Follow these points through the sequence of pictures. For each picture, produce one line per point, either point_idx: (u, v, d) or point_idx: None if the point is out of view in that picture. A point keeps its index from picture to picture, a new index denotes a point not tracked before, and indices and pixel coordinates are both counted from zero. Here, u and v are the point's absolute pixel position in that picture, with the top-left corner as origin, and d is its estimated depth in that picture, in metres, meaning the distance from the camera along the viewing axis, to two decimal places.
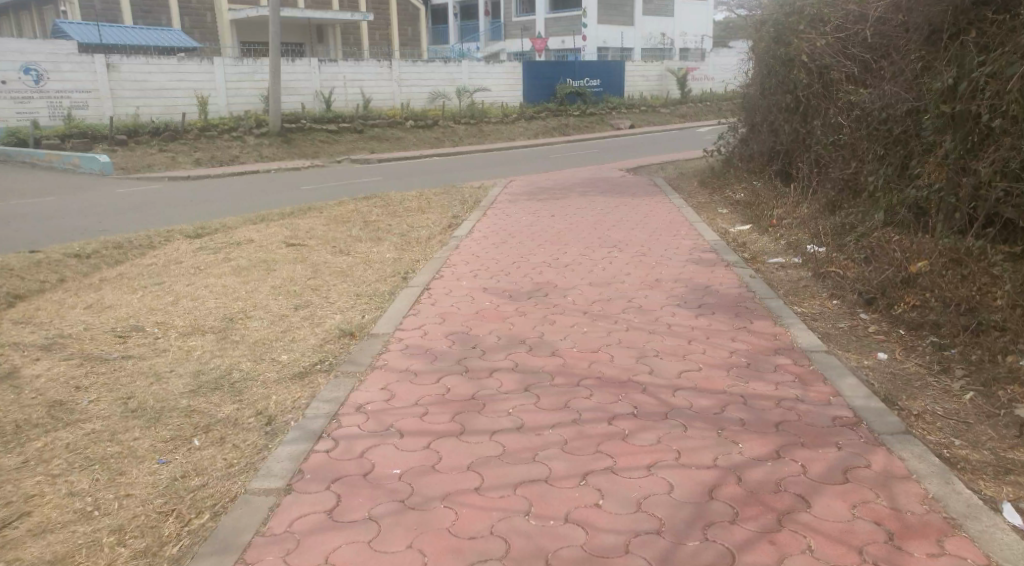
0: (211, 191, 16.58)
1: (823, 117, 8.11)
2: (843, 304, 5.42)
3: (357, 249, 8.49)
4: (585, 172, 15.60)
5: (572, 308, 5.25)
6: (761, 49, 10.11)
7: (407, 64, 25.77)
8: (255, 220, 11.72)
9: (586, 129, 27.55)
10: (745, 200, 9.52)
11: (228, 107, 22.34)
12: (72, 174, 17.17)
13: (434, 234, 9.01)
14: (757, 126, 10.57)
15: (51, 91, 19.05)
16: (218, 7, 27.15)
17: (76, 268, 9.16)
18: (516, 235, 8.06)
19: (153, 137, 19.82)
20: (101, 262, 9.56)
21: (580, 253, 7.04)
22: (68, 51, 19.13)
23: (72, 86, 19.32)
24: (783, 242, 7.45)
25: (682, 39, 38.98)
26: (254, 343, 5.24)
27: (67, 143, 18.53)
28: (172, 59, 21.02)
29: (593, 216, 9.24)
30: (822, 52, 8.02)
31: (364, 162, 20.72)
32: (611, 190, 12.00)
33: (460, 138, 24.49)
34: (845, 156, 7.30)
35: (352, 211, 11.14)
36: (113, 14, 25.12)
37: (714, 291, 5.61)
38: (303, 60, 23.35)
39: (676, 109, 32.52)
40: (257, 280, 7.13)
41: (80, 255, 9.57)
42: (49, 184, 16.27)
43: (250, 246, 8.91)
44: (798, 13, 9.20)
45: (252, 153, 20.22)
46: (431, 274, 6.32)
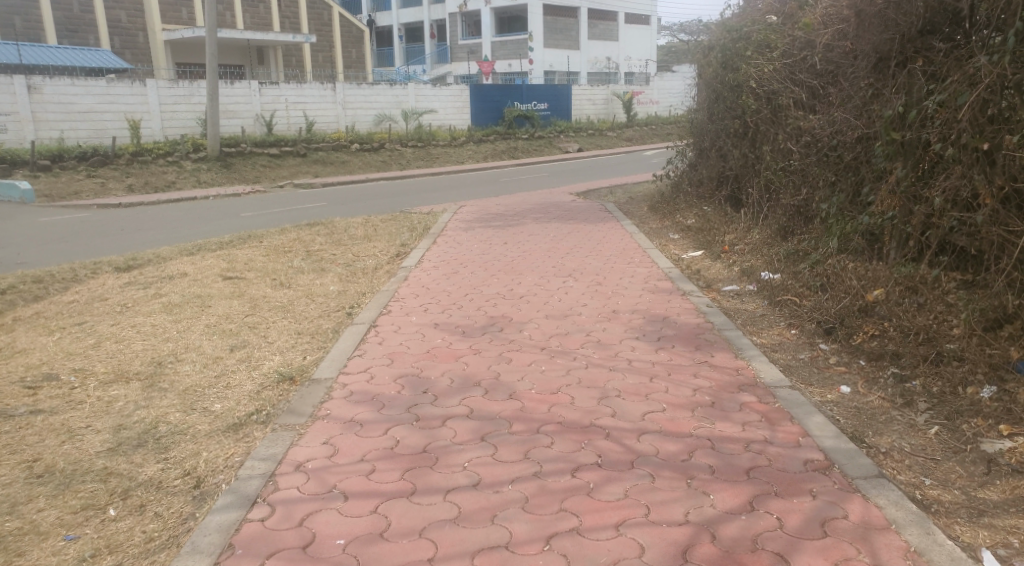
0: (144, 218, 16.02)
1: (772, 143, 8.11)
2: (801, 334, 5.32)
3: (299, 282, 8.13)
4: (534, 197, 15.48)
5: (528, 344, 5.03)
6: (709, 75, 10.12)
7: (352, 87, 25.46)
8: (192, 250, 11.25)
9: (533, 152, 27.58)
10: (696, 224, 9.47)
11: (164, 132, 21.70)
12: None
13: (381, 265, 8.71)
14: (706, 150, 10.58)
15: None
16: (151, 28, 26.47)
17: None
18: (466, 265, 7.83)
19: (80, 162, 19.07)
20: (20, 297, 9.06)
21: (532, 283, 6.85)
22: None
23: None
24: (736, 268, 7.37)
25: (626, 64, 39.53)
26: (184, 389, 4.87)
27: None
28: (101, 81, 20.27)
29: (544, 244, 9.07)
30: (769, 77, 8.03)
31: (308, 187, 20.30)
32: (561, 216, 11.88)
33: (406, 162, 24.21)
34: (796, 182, 7.29)
35: (295, 240, 10.76)
36: (36, 35, 24.12)
37: (671, 322, 5.45)
38: (243, 82, 22.83)
39: (621, 131, 32.81)
40: (190, 317, 6.70)
41: None
42: None
43: (182, 279, 8.37)
44: (745, 40, 9.25)
45: (190, 178, 19.65)
46: (377, 310, 6.03)
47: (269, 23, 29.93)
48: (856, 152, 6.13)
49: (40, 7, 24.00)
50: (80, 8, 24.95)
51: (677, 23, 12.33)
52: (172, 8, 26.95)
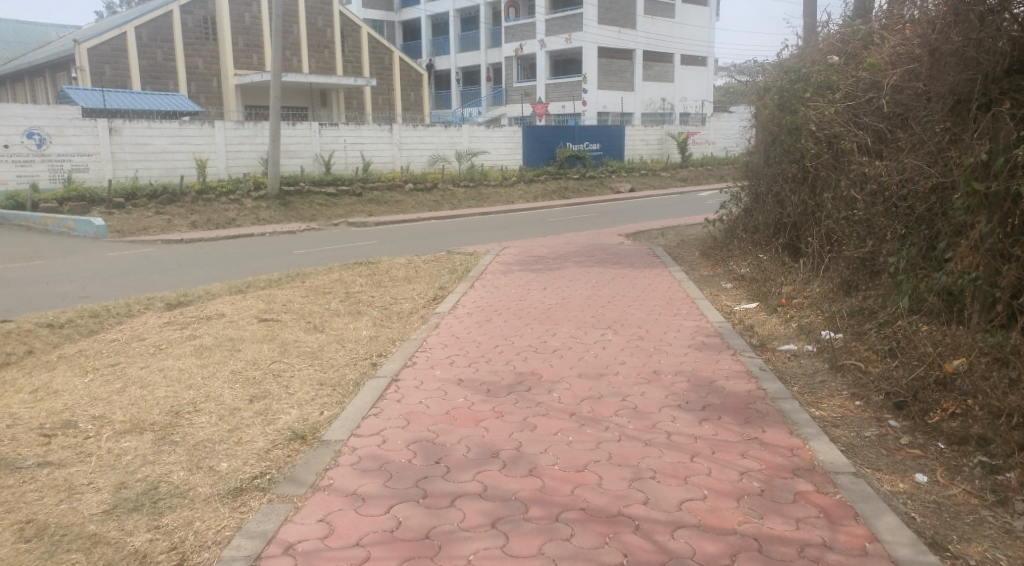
0: (202, 255, 16.07)
1: (833, 190, 7.59)
2: (867, 407, 4.75)
3: (331, 327, 7.81)
4: (582, 239, 15.05)
5: (557, 409, 4.57)
6: (763, 117, 9.63)
7: (408, 128, 25.53)
8: (239, 289, 11.13)
9: (586, 193, 27.29)
10: (750, 274, 8.90)
11: (228, 171, 21.95)
12: (65, 238, 16.89)
13: (416, 310, 8.35)
14: (761, 196, 10.03)
15: (52, 156, 18.70)
16: (224, 74, 27.13)
17: (44, 340, 8.61)
18: (501, 312, 7.42)
19: (150, 200, 19.39)
20: (74, 332, 8.98)
21: (570, 335, 6.38)
22: (72, 116, 18.84)
23: (75, 150, 19.02)
24: (794, 324, 6.81)
25: (682, 105, 39.16)
26: (194, 444, 4.49)
27: (65, 207, 18.18)
28: (173, 123, 20.72)
29: (590, 291, 8.59)
30: (831, 120, 7.51)
31: (362, 225, 20.24)
32: (607, 260, 11.40)
33: (460, 202, 24.09)
34: (860, 232, 6.74)
35: (336, 281, 10.50)
36: (123, 82, 24.97)
37: (719, 388, 4.92)
38: (303, 123, 23.08)
39: (676, 172, 32.29)
40: (218, 361, 6.33)
41: (52, 325, 8.99)
42: (46, 247, 15.99)
43: (219, 320, 8.01)
44: (805, 81, 8.78)
45: (249, 216, 19.79)
46: (401, 362, 5.62)
47: (333, 66, 30.43)
48: (931, 203, 5.58)
49: (128, 56, 24.89)
50: (163, 56, 25.72)
51: (732, 65, 11.89)
52: (243, 53, 27.63)
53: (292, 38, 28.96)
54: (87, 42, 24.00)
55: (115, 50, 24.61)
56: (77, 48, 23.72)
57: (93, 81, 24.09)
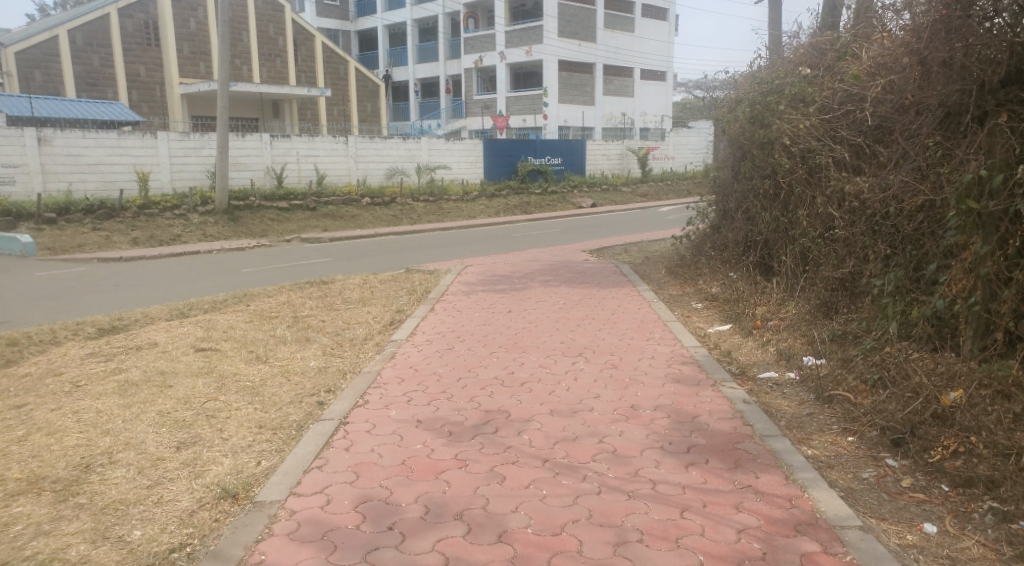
0: (145, 274, 15.29)
1: (809, 207, 7.39)
2: (861, 443, 4.43)
3: (277, 357, 7.22)
4: (545, 255, 14.64)
5: (528, 453, 4.12)
6: (733, 131, 9.35)
7: (364, 140, 24.91)
8: (181, 312, 10.47)
9: (547, 208, 27.01)
10: (722, 294, 8.62)
11: (173, 184, 21.07)
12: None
13: (370, 336, 7.80)
14: (731, 213, 9.78)
15: None
16: (168, 81, 26.20)
17: None
18: (463, 339, 6.94)
19: (86, 215, 18.47)
20: None
21: (539, 365, 5.95)
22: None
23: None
24: (773, 350, 6.58)
25: (642, 120, 39.22)
26: (102, 507, 3.93)
27: None
28: (111, 133, 19.78)
29: (555, 313, 8.16)
30: (806, 135, 7.37)
31: (316, 241, 19.58)
32: (572, 278, 11.01)
33: (419, 216, 23.57)
34: (841, 251, 6.59)
35: (284, 303, 9.92)
36: (55, 89, 23.99)
37: (703, 429, 4.55)
38: (254, 135, 22.33)
39: (637, 187, 32.22)
40: (145, 401, 5.70)
41: None
42: None
43: (151, 350, 7.38)
44: (776, 93, 8.58)
45: (195, 231, 19.03)
46: (352, 402, 5.08)
47: (285, 76, 29.69)
48: (918, 221, 5.41)
49: (60, 61, 23.92)
50: (100, 61, 24.74)
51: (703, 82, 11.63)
52: (189, 61, 26.76)
53: (242, 46, 28.12)
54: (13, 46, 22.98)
55: (45, 54, 23.66)
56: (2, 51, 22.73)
57: (20, 86, 23.22)
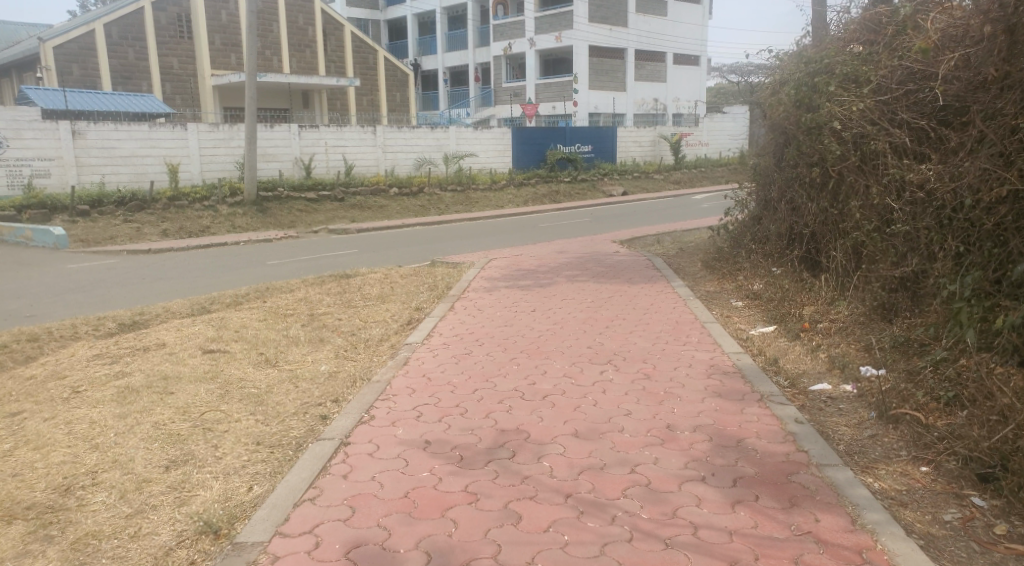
0: (170, 266, 15.00)
1: (862, 198, 6.77)
2: (938, 476, 3.93)
3: (287, 360, 6.75)
4: (574, 246, 14.06)
5: (548, 485, 3.62)
6: (776, 115, 8.70)
7: (392, 130, 24.46)
8: (201, 306, 10.11)
9: (577, 197, 26.44)
10: (764, 292, 8.01)
11: (202, 176, 20.81)
12: (24, 249, 15.86)
13: (386, 337, 7.31)
14: (773, 203, 9.15)
15: (10, 160, 17.49)
16: (202, 74, 26.02)
17: None
18: (482, 343, 6.42)
19: (118, 207, 18.26)
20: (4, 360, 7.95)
21: (564, 373, 5.42)
22: (30, 118, 17.63)
23: (35, 154, 17.80)
24: (823, 357, 5.98)
25: (675, 106, 38.28)
26: (72, 543, 3.48)
27: (22, 215, 17.07)
28: (143, 125, 19.55)
29: (584, 313, 7.60)
30: (860, 118, 6.76)
31: (344, 232, 19.23)
32: (602, 273, 10.43)
33: (447, 207, 23.16)
34: (900, 247, 5.98)
35: (301, 300, 9.49)
36: (92, 82, 23.81)
37: (749, 455, 4.02)
38: (282, 126, 21.99)
39: (669, 174, 31.43)
40: (142, 411, 5.27)
41: None
42: (5, 258, 14.98)
43: (157, 352, 6.97)
44: (824, 72, 7.91)
45: (224, 223, 18.74)
46: (355, 418, 4.59)
47: (315, 66, 29.35)
48: (1000, 216, 4.83)
49: (97, 55, 23.70)
50: (135, 55, 24.58)
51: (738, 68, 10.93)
52: (221, 52, 26.51)
53: (272, 37, 27.86)
54: (52, 40, 22.77)
55: (83, 48, 23.43)
56: (41, 44, 22.54)
57: (60, 81, 22.90)
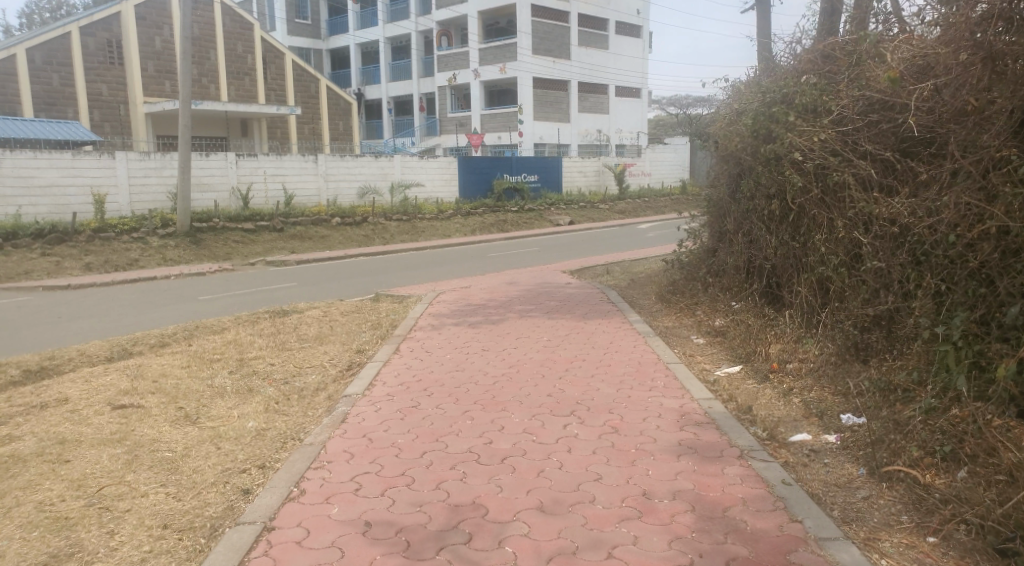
0: (92, 303, 14.01)
1: (826, 230, 6.44)
2: (948, 548, 3.47)
3: (209, 415, 6.02)
4: (524, 278, 13.57)
5: None
6: (731, 145, 8.39)
7: (334, 159, 23.75)
8: (121, 348, 9.29)
9: (524, 226, 26.12)
10: (728, 331, 7.66)
11: (132, 207, 19.70)
12: None
13: (323, 387, 6.64)
14: (729, 235, 8.83)
15: None
16: (133, 101, 24.95)
17: None
18: (430, 392, 5.84)
19: (35, 239, 17.09)
20: None
21: (523, 431, 4.89)
22: None
23: None
24: (799, 405, 5.59)
25: (619, 136, 38.41)
26: None
27: None
28: (65, 153, 18.37)
29: (539, 354, 7.07)
30: (824, 149, 6.45)
31: (282, 264, 18.41)
32: (555, 308, 9.94)
33: (392, 236, 22.52)
34: (874, 284, 5.64)
35: (230, 343, 8.75)
36: (12, 108, 22.47)
37: (740, 527, 3.53)
38: (219, 154, 21.06)
39: (615, 204, 31.32)
40: (26, 489, 4.58)
41: None
42: None
43: (58, 409, 6.19)
44: (781, 101, 7.60)
45: (155, 256, 17.76)
46: (283, 494, 3.98)
47: (254, 94, 28.47)
48: (981, 252, 4.47)
49: (18, 80, 22.40)
50: (61, 80, 23.38)
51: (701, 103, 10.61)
52: (155, 79, 25.48)
53: (209, 65, 26.95)
54: None
55: (3, 73, 22.12)
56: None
57: None
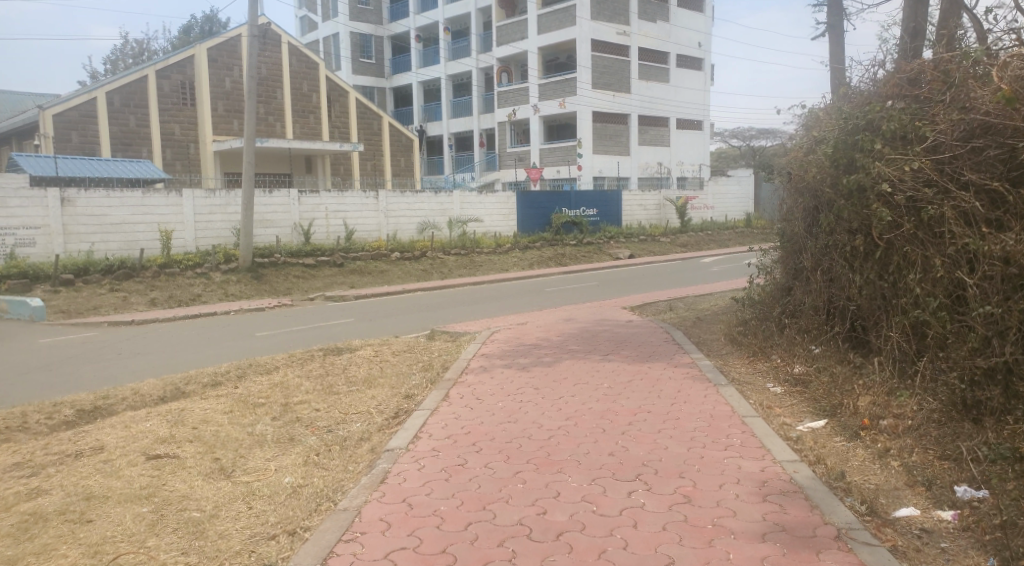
0: (153, 338, 13.96)
1: (921, 269, 5.77)
2: None
3: (245, 467, 5.59)
4: (583, 314, 13.01)
5: None
6: (810, 176, 7.73)
7: (395, 195, 23.67)
8: (174, 384, 9.04)
9: (584, 259, 25.70)
10: (811, 379, 6.97)
11: (197, 243, 19.81)
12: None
13: (367, 436, 6.15)
14: (805, 272, 8.13)
15: None
16: (203, 140, 25.33)
17: None
18: (479, 448, 5.34)
19: (104, 275, 17.23)
20: None
21: (584, 502, 4.36)
22: (18, 186, 16.76)
23: (20, 223, 16.84)
24: (903, 473, 4.95)
25: (680, 169, 37.75)
26: None
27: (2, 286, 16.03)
28: (136, 192, 18.66)
29: (599, 404, 6.47)
30: (924, 180, 5.83)
31: (341, 299, 18.27)
32: (617, 349, 9.33)
33: (450, 271, 22.27)
34: (986, 336, 5.04)
35: (278, 384, 8.39)
36: (91, 149, 23.11)
37: None
38: (282, 191, 21.16)
39: (676, 237, 30.59)
40: (42, 554, 4.22)
41: None
42: None
43: (92, 458, 5.87)
44: (866, 128, 6.84)
45: (217, 291, 17.78)
46: None
47: (318, 131, 28.76)
48: None
49: (97, 122, 23.03)
50: (137, 122, 23.94)
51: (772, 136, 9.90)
52: (224, 119, 25.91)
53: (275, 104, 27.37)
54: (52, 108, 22.21)
55: (84, 116, 22.84)
56: (41, 113, 21.94)
57: (57, 148, 22.20)
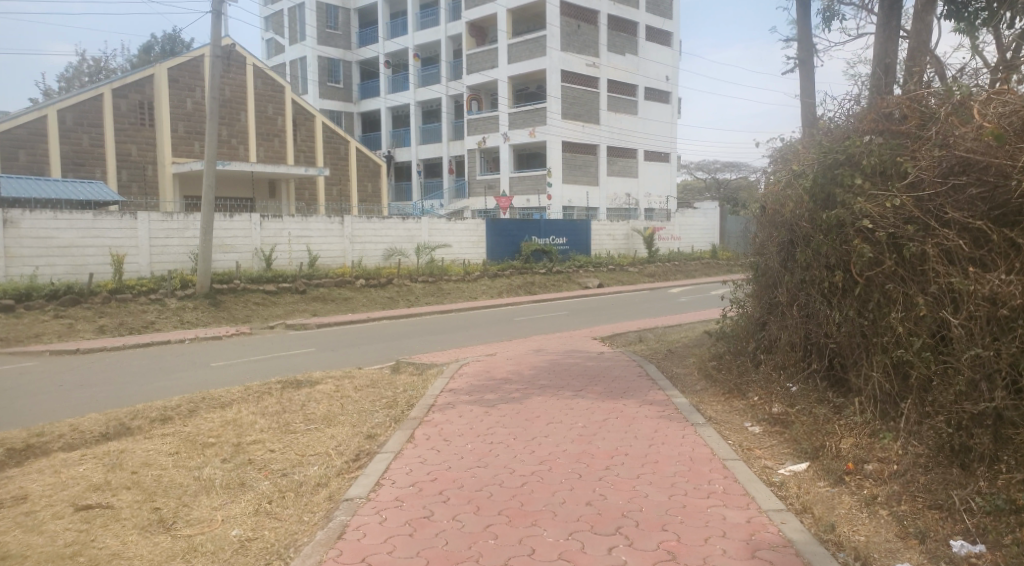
0: (102, 369, 13.31)
1: (903, 308, 5.54)
2: None
3: (188, 519, 5.14)
4: (553, 345, 12.70)
5: None
6: (787, 210, 7.52)
7: (361, 220, 23.24)
8: (120, 418, 8.50)
9: (554, 288, 25.61)
10: (790, 420, 6.69)
11: (152, 267, 19.17)
12: None
13: (325, 482, 5.73)
14: (781, 306, 7.90)
15: None
16: (162, 162, 24.73)
17: None
18: (447, 497, 4.96)
19: (48, 300, 16.47)
20: None
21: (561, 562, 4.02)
22: None
23: None
24: (893, 525, 4.67)
25: (647, 200, 37.88)
26: None
27: None
28: (86, 214, 17.97)
29: (574, 446, 6.13)
30: (905, 218, 5.62)
31: (302, 328, 17.76)
32: (590, 384, 9.02)
33: (417, 299, 21.87)
34: (973, 379, 4.80)
35: (231, 421, 7.90)
36: (40, 168, 22.30)
37: None
38: (242, 215, 20.59)
39: (645, 267, 30.55)
40: None
41: None
42: None
43: (16, 509, 5.36)
44: (846, 163, 6.62)
45: (172, 318, 17.17)
46: None
47: (283, 155, 28.28)
48: None
49: (48, 141, 22.29)
50: (90, 142, 23.26)
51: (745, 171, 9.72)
52: (184, 140, 25.33)
53: (238, 126, 26.83)
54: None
55: (32, 134, 22.04)
56: None
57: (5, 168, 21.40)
